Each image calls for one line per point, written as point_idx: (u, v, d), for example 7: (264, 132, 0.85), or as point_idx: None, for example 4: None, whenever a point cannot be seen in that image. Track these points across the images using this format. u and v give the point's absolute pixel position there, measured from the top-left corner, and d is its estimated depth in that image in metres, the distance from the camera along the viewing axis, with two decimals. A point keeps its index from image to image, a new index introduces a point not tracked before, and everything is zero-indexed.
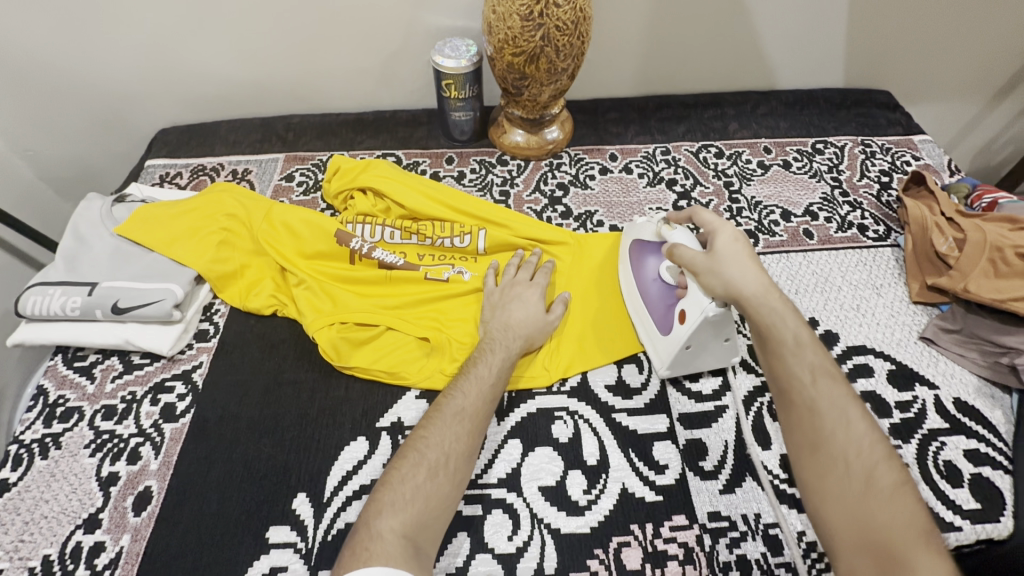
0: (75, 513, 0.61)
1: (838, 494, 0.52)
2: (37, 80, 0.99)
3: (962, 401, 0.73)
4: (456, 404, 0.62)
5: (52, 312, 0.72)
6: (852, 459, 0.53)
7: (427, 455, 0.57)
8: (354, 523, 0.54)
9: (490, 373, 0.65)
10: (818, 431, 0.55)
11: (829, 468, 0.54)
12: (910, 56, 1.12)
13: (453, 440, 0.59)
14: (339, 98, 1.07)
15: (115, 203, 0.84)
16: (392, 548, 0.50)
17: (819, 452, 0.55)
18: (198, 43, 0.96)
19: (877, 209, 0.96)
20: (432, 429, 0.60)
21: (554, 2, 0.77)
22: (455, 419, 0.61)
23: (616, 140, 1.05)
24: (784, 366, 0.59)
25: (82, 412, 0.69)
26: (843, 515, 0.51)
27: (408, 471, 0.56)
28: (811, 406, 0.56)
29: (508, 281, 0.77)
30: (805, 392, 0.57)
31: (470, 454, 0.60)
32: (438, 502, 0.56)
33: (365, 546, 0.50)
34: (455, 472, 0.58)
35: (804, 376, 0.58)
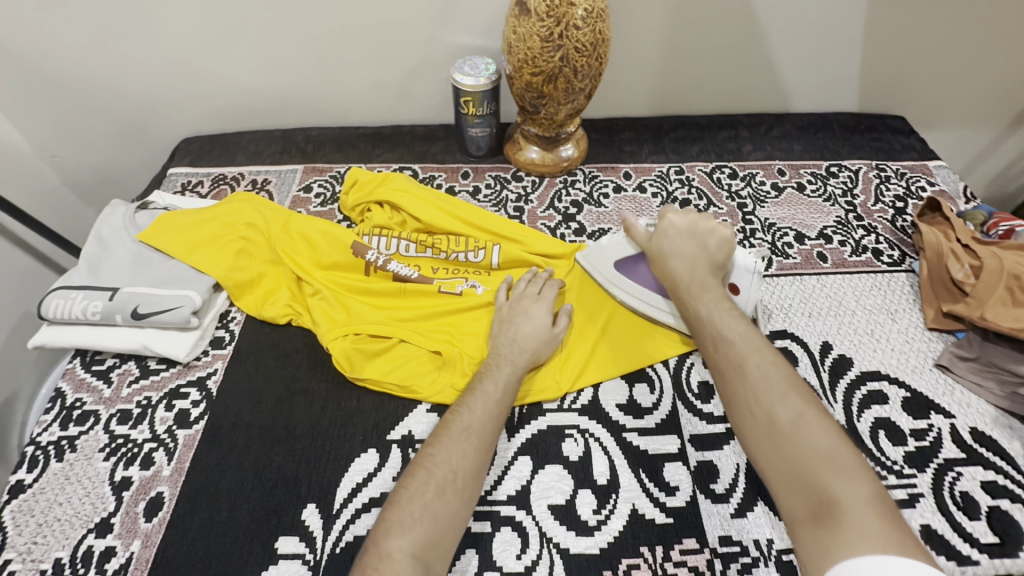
0: (88, 517, 0.62)
1: (760, 443, 0.56)
2: (69, 88, 1.03)
3: (979, 431, 0.72)
4: (463, 421, 0.62)
5: (74, 316, 0.73)
6: (761, 403, 0.57)
7: (433, 471, 0.57)
8: (365, 541, 0.54)
9: (497, 388, 0.66)
10: (733, 386, 0.60)
11: (754, 422, 0.57)
12: (925, 82, 1.13)
13: (461, 457, 0.59)
14: (358, 112, 1.09)
15: (138, 210, 0.85)
16: (401, 569, 0.50)
17: (740, 412, 0.59)
18: (225, 56, 0.99)
19: (892, 234, 0.96)
20: (442, 447, 0.60)
21: (574, 24, 0.79)
22: (466, 437, 0.61)
23: (630, 159, 1.06)
24: (707, 337, 0.65)
25: (97, 415, 0.69)
26: (768, 461, 0.55)
27: (415, 489, 0.56)
28: (721, 368, 0.62)
29: (518, 295, 0.77)
30: (723, 353, 0.63)
31: (478, 471, 0.60)
32: (446, 519, 0.55)
33: (375, 566, 0.50)
34: (464, 488, 0.58)
35: (725, 339, 0.63)
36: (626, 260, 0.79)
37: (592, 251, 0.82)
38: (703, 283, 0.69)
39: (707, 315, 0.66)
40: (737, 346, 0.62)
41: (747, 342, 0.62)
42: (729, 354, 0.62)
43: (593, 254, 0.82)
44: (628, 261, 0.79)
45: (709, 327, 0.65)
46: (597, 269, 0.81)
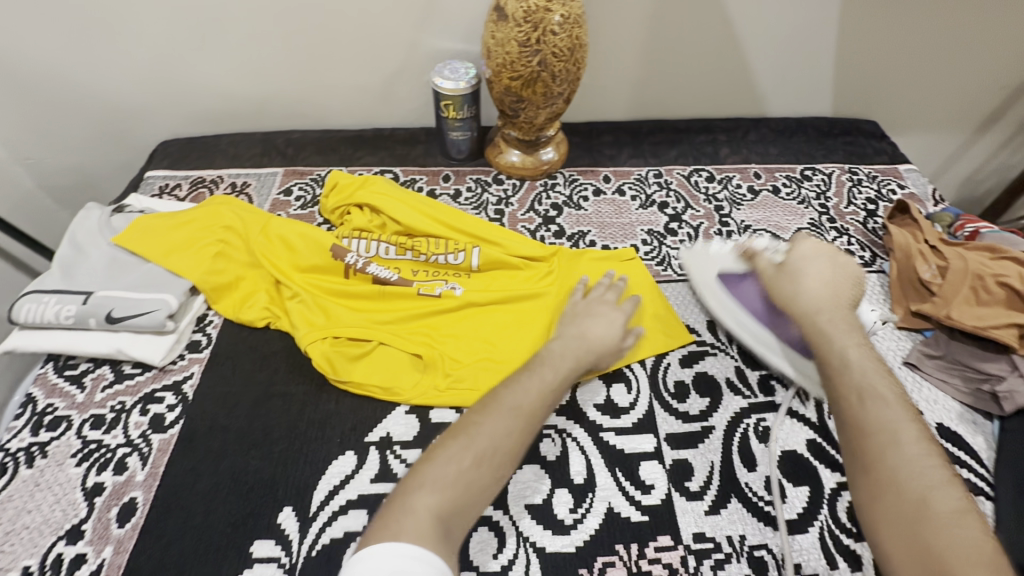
0: (58, 523, 0.61)
1: (903, 525, 0.49)
2: (44, 90, 1.01)
3: (944, 426, 0.74)
4: (518, 399, 0.60)
5: (46, 320, 0.72)
6: (914, 481, 0.50)
7: (474, 439, 0.56)
8: (391, 493, 0.52)
9: (555, 378, 0.65)
10: (872, 449, 0.54)
11: (899, 499, 0.50)
12: (895, 87, 1.16)
13: (505, 434, 0.57)
14: (339, 114, 1.09)
15: (114, 214, 0.85)
16: (419, 526, 0.48)
17: (874, 480, 0.52)
18: (203, 59, 0.99)
19: (863, 236, 0.98)
20: (488, 417, 0.58)
21: (551, 29, 0.80)
22: (514, 414, 0.59)
23: (610, 163, 1.07)
24: (842, 388, 0.60)
25: (70, 421, 0.69)
26: (905, 549, 0.47)
27: (454, 452, 0.54)
28: (862, 426, 0.55)
29: (593, 298, 0.78)
30: (864, 410, 0.56)
31: (517, 454, 0.58)
32: (476, 489, 0.53)
33: (395, 517, 0.49)
34: (501, 464, 0.56)
35: (867, 397, 0.57)
36: (731, 274, 0.83)
37: (695, 250, 0.88)
38: (844, 331, 0.65)
39: (850, 366, 0.61)
40: (886, 407, 0.56)
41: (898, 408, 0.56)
42: (873, 413, 0.55)
43: (693, 254, 0.88)
44: (732, 275, 0.83)
45: (851, 379, 0.59)
46: (698, 268, 0.85)
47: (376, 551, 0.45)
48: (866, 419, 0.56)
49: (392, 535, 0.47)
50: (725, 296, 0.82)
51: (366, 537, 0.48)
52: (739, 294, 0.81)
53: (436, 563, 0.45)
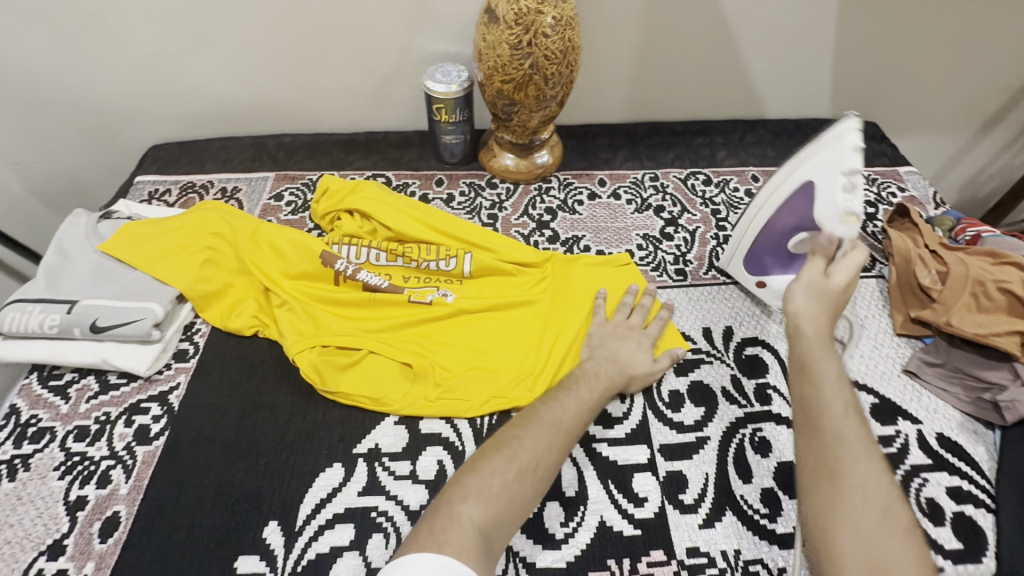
0: (39, 539, 0.60)
1: (847, 530, 0.47)
2: (31, 94, 1.00)
3: (945, 437, 0.73)
4: (555, 416, 0.63)
5: (30, 329, 0.71)
6: (876, 496, 0.49)
7: (516, 453, 0.57)
8: (435, 499, 0.53)
9: (591, 396, 0.66)
10: (838, 461, 0.51)
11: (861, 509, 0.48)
12: (896, 88, 1.14)
13: (546, 451, 0.59)
14: (331, 118, 1.08)
15: (101, 220, 0.83)
16: (467, 538, 0.49)
17: (837, 485, 0.50)
18: (193, 61, 0.98)
19: (862, 240, 0.96)
20: (529, 432, 0.60)
21: (543, 32, 0.78)
22: (552, 432, 0.61)
23: (606, 166, 1.06)
24: (809, 396, 0.56)
25: (53, 432, 0.68)
26: (854, 551, 0.46)
27: (498, 464, 0.56)
28: (840, 437, 0.52)
29: (619, 321, 0.77)
30: (832, 421, 0.53)
31: (555, 470, 0.60)
32: (515, 503, 0.55)
33: (443, 528, 0.49)
34: (539, 480, 0.58)
35: (836, 409, 0.54)
36: (809, 192, 0.71)
37: (838, 143, 0.67)
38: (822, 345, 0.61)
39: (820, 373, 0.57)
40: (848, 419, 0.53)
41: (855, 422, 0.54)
42: (830, 423, 0.53)
43: (829, 147, 0.68)
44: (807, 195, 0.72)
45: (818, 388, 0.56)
46: (823, 147, 0.69)
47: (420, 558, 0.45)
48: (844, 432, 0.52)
49: (440, 545, 0.47)
50: (779, 204, 0.75)
51: (409, 542, 0.48)
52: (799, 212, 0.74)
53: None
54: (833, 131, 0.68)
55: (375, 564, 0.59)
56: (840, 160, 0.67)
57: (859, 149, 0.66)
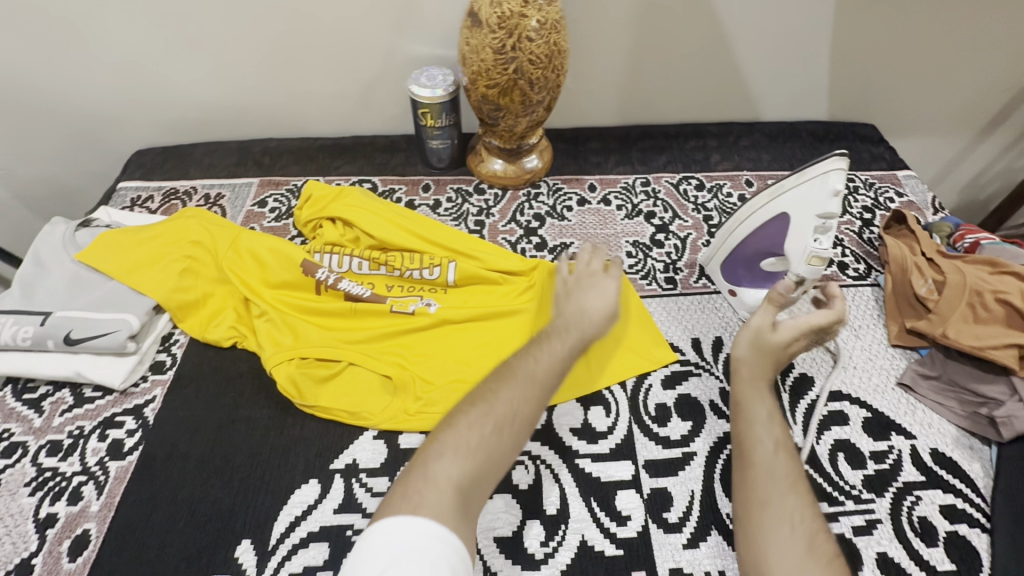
0: (7, 557, 0.59)
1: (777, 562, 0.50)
2: (12, 100, 0.99)
3: (939, 452, 0.71)
4: (528, 367, 0.59)
5: (3, 341, 0.70)
6: (803, 526, 0.52)
7: (491, 408, 0.54)
8: (413, 457, 0.51)
9: (564, 348, 0.63)
10: (767, 494, 0.55)
11: (787, 538, 0.51)
12: (894, 89, 1.12)
13: (523, 401, 0.56)
14: (317, 122, 1.06)
15: (79, 229, 0.82)
16: (445, 498, 0.47)
17: (766, 518, 0.53)
18: (175, 66, 0.96)
19: (858, 246, 0.94)
20: (505, 386, 0.57)
21: (527, 36, 0.76)
22: (528, 384, 0.57)
23: (596, 170, 1.04)
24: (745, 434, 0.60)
25: (26, 447, 0.66)
26: None
27: (473, 420, 0.53)
28: (770, 470, 0.56)
29: (582, 272, 0.76)
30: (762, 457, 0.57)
31: (534, 420, 0.57)
32: (495, 458, 0.52)
33: (418, 488, 0.47)
34: (519, 432, 0.55)
35: (766, 444, 0.59)
36: (782, 225, 0.70)
37: (820, 183, 0.65)
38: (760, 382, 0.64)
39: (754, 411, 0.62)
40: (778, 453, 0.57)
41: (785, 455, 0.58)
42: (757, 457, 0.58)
43: (810, 185, 0.66)
44: (781, 225, 0.70)
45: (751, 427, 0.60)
46: (801, 180, 0.67)
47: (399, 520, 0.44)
48: (774, 465, 0.57)
49: (416, 509, 0.45)
50: (757, 228, 0.73)
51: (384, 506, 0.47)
52: (772, 239, 0.72)
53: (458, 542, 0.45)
54: (817, 171, 0.65)
55: None
56: (818, 202, 0.66)
57: (839, 193, 0.64)
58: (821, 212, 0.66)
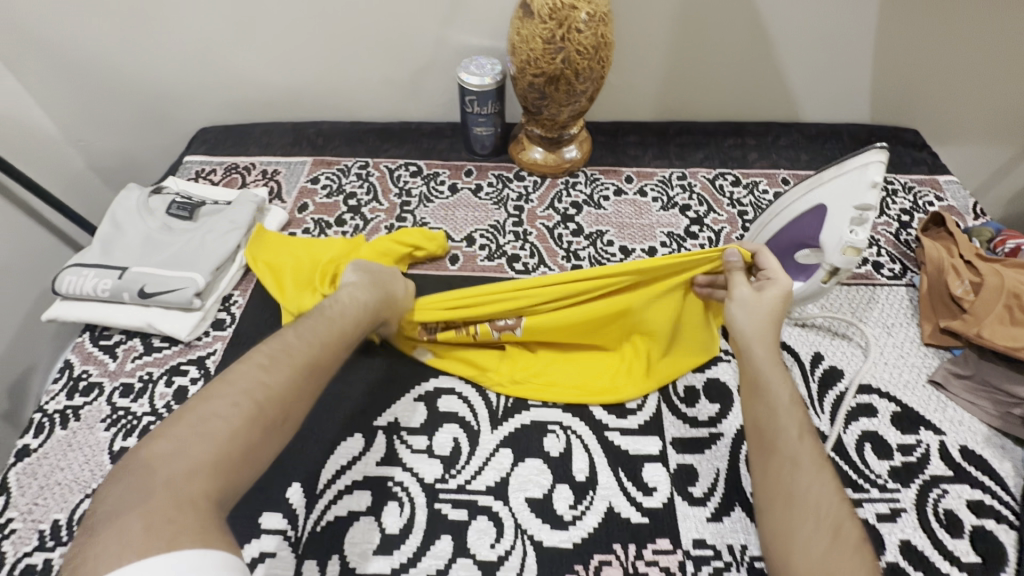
0: (86, 482, 0.65)
1: (808, 550, 0.50)
2: (94, 76, 1.08)
3: (969, 449, 0.71)
4: (278, 348, 0.59)
5: (85, 292, 0.77)
6: (828, 513, 0.52)
7: (229, 407, 0.52)
8: (118, 508, 0.44)
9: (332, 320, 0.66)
10: (794, 484, 0.55)
11: (812, 528, 0.52)
12: (940, 94, 1.11)
13: (264, 377, 0.56)
14: (368, 107, 1.12)
15: (152, 195, 0.89)
16: (201, 511, 0.44)
17: (792, 506, 0.54)
18: (240, 49, 1.03)
19: (894, 247, 0.94)
20: (221, 391, 0.53)
21: (576, 27, 0.80)
22: (260, 369, 0.56)
23: (634, 163, 1.07)
24: (763, 420, 0.60)
25: (102, 387, 0.73)
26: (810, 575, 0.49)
27: (226, 419, 0.51)
28: (796, 460, 0.56)
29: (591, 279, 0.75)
30: (789, 445, 0.57)
31: (297, 395, 0.57)
32: (236, 458, 0.50)
33: (168, 515, 0.43)
34: (276, 421, 0.54)
35: (791, 432, 0.58)
36: (818, 216, 0.71)
37: (859, 175, 0.67)
38: (775, 369, 0.63)
39: (779, 397, 0.60)
40: (800, 441, 0.57)
41: (808, 443, 0.57)
42: (783, 448, 0.57)
43: (848, 178, 0.68)
44: (816, 217, 0.72)
45: (775, 416, 0.59)
46: (842, 173, 0.68)
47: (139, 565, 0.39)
48: (798, 455, 0.56)
49: (173, 541, 0.41)
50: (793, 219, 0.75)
51: (91, 568, 0.39)
52: (808, 231, 0.74)
53: (225, 551, 0.42)
54: (856, 163, 0.67)
55: (389, 530, 0.63)
56: (856, 193, 0.67)
57: (878, 185, 0.66)
58: (859, 203, 0.66)
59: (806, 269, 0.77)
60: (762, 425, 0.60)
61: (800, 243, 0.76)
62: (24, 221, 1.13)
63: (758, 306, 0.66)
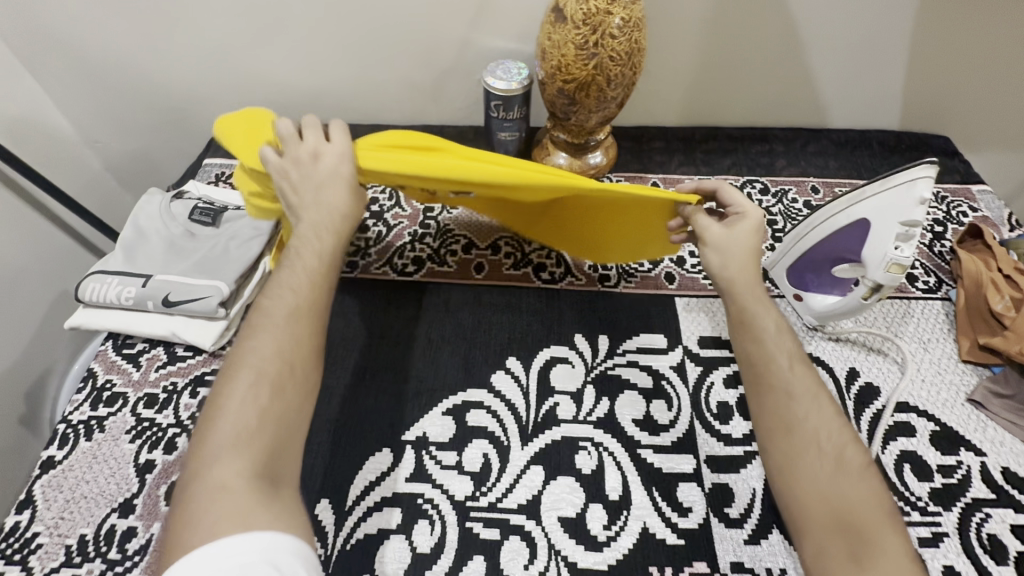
0: (112, 496, 0.64)
1: (815, 479, 0.50)
2: (113, 77, 1.06)
3: (1011, 471, 0.69)
4: (272, 309, 0.56)
5: (109, 300, 0.76)
6: (830, 442, 0.52)
7: (251, 378, 0.51)
8: (177, 502, 0.45)
9: (315, 263, 0.60)
10: (792, 414, 0.54)
11: (814, 454, 0.51)
12: (975, 101, 1.08)
13: (276, 344, 0.53)
14: (390, 110, 1.10)
15: (174, 200, 0.87)
16: (242, 487, 0.45)
17: (792, 435, 0.53)
18: (260, 50, 1.01)
19: (927, 259, 0.92)
20: (254, 341, 0.53)
21: (610, 32, 0.78)
22: (273, 330, 0.54)
23: (659, 169, 1.05)
24: (753, 352, 0.58)
25: (126, 398, 0.72)
26: (820, 504, 0.49)
27: (244, 392, 0.50)
28: (790, 391, 0.55)
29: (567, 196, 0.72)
30: (781, 377, 0.56)
31: (311, 345, 0.55)
32: (271, 424, 0.50)
33: (212, 501, 0.44)
34: (301, 377, 0.53)
35: (781, 361, 0.57)
36: (861, 232, 0.70)
37: (907, 191, 0.65)
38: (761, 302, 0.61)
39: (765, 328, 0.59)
40: (791, 370, 0.56)
41: (800, 370, 0.56)
42: (775, 378, 0.56)
43: (894, 193, 0.66)
44: (857, 232, 0.70)
45: (764, 348, 0.58)
46: (885, 188, 0.66)
47: (220, 552, 0.41)
48: (794, 385, 0.55)
49: (248, 519, 0.43)
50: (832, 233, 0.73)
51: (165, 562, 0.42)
52: (848, 246, 0.72)
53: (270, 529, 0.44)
54: (904, 177, 0.65)
55: (420, 549, 0.62)
56: (903, 209, 0.65)
57: (926, 202, 0.64)
58: (905, 219, 0.65)
59: (844, 281, 0.77)
60: (751, 358, 0.58)
61: (840, 257, 0.75)
62: (42, 223, 1.12)
63: (731, 239, 0.64)
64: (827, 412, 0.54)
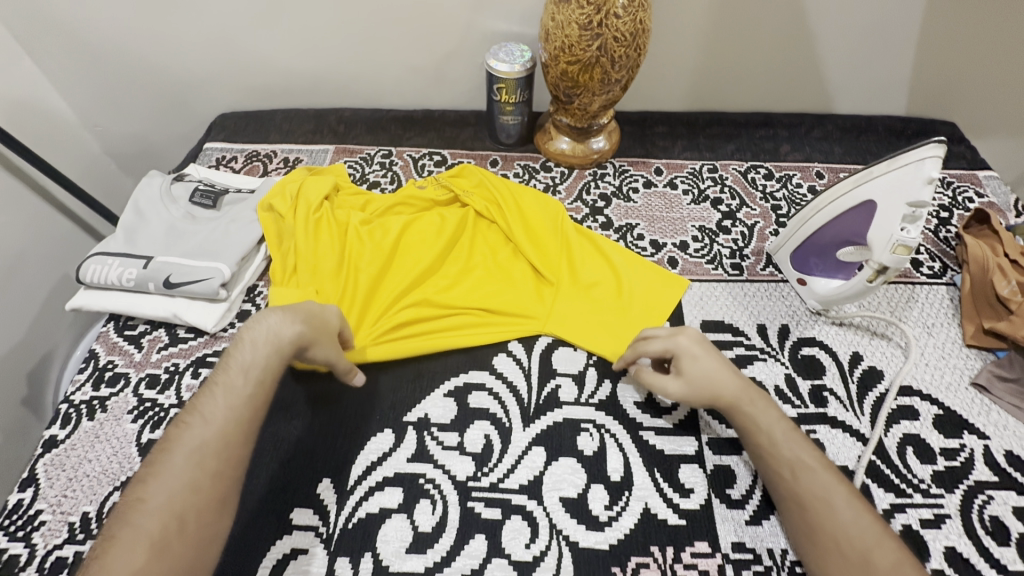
0: (115, 475, 0.64)
1: None
2: (113, 61, 1.06)
3: (1015, 454, 0.69)
4: (194, 437, 0.55)
5: (110, 281, 0.76)
6: (853, 547, 0.53)
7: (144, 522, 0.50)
8: None
9: (243, 384, 0.58)
10: (814, 522, 0.56)
11: (843, 566, 0.53)
12: (983, 87, 1.07)
13: (185, 482, 0.52)
14: (391, 95, 1.09)
15: (174, 182, 0.87)
16: None
17: (821, 545, 0.55)
18: (261, 34, 1.00)
19: (932, 244, 0.91)
20: (155, 482, 0.52)
21: (614, 13, 0.77)
22: (195, 462, 0.54)
23: (663, 154, 1.04)
24: (766, 461, 0.61)
25: (128, 378, 0.72)
26: None
27: (130, 544, 0.49)
28: (800, 498, 0.58)
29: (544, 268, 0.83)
30: (791, 488, 0.58)
31: (219, 477, 0.54)
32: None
33: None
34: (200, 524, 0.52)
35: (785, 472, 0.59)
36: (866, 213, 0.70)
37: (913, 171, 0.64)
38: (761, 409, 0.62)
39: (766, 436, 0.61)
40: (801, 476, 0.58)
41: (811, 473, 0.58)
42: (789, 485, 0.59)
43: (900, 173, 0.65)
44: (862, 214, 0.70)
45: (770, 457, 0.60)
46: (891, 168, 0.66)
47: None
48: (801, 493, 0.58)
49: None
50: (838, 215, 0.73)
51: None
52: (853, 227, 0.72)
53: None
54: (911, 157, 0.64)
55: (422, 528, 0.62)
56: (910, 189, 0.65)
57: (933, 182, 0.63)
58: (912, 200, 0.64)
59: (848, 265, 0.77)
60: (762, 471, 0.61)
61: (845, 240, 0.75)
62: (43, 208, 1.12)
63: (693, 372, 0.64)
64: (844, 515, 0.55)
